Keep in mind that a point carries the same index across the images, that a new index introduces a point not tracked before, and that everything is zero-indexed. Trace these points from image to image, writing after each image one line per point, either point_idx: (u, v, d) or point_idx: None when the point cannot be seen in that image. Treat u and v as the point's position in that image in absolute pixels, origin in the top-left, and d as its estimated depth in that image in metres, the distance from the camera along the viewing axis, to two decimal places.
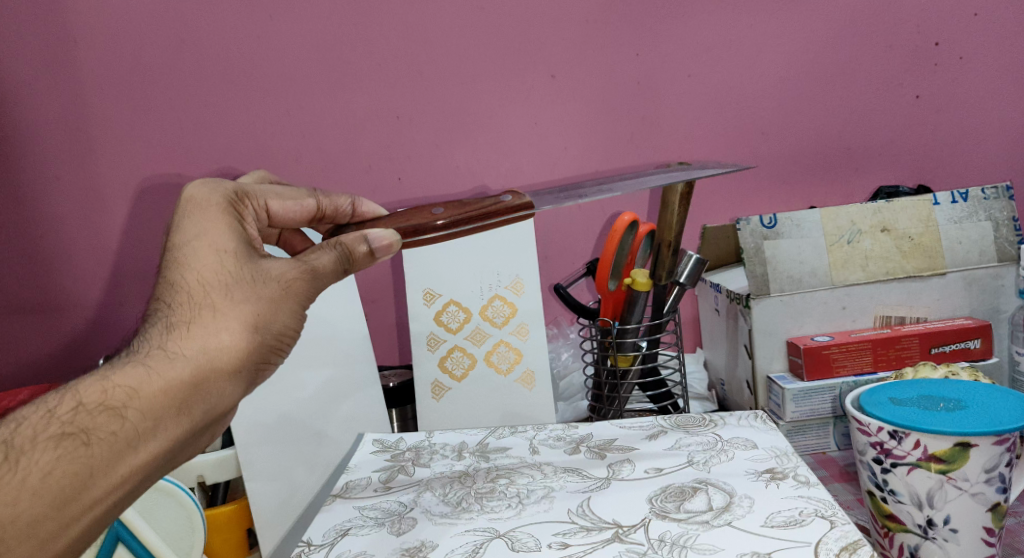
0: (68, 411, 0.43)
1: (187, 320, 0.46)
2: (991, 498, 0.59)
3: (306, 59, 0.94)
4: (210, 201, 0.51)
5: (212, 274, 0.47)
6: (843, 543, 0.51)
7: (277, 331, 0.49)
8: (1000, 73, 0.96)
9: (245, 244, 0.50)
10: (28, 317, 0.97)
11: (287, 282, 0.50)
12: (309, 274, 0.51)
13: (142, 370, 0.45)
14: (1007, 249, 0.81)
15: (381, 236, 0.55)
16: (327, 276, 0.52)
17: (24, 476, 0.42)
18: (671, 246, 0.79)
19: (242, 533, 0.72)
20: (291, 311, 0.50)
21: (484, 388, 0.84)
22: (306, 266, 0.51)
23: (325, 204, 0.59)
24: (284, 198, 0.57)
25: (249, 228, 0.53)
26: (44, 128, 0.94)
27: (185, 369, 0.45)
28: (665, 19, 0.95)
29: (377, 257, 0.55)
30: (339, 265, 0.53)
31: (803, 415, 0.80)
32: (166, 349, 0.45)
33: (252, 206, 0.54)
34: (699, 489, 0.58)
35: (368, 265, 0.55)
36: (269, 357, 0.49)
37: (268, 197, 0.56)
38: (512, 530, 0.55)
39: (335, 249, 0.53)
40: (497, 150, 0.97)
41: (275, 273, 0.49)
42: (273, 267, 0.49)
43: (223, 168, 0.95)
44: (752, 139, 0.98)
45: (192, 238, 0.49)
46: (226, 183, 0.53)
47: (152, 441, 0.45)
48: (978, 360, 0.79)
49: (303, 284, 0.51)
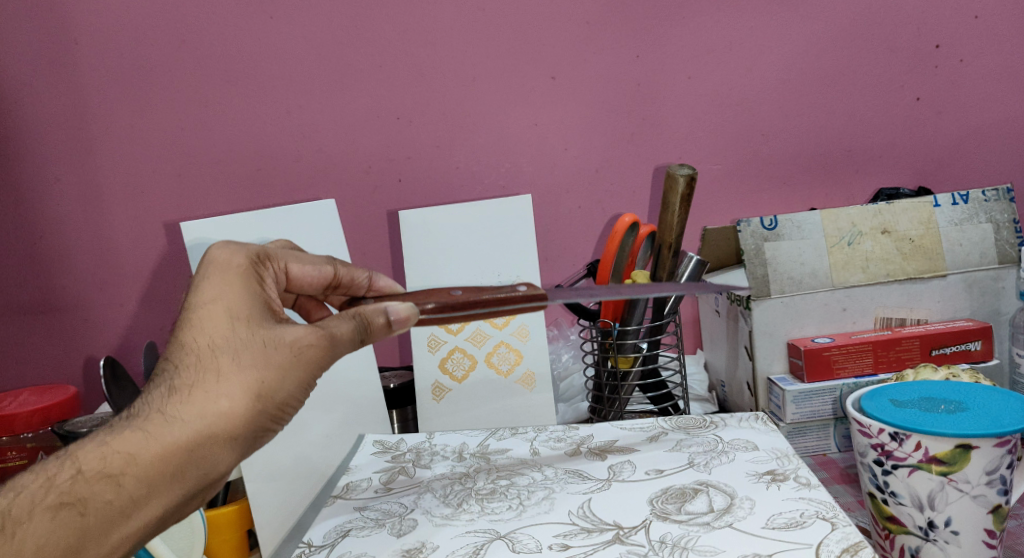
0: (70, 477, 0.47)
1: (188, 386, 0.49)
2: (992, 500, 0.59)
3: (307, 60, 0.94)
4: (231, 263, 0.53)
5: (223, 339, 0.50)
6: (845, 545, 0.51)
7: (279, 400, 0.50)
8: (999, 75, 0.96)
9: (261, 309, 0.52)
10: (29, 317, 0.97)
11: (300, 348, 0.51)
12: (328, 340, 0.52)
13: (138, 438, 0.47)
14: (1007, 251, 0.81)
15: (398, 309, 0.55)
16: (345, 344, 0.53)
17: (28, 536, 0.46)
18: (671, 247, 0.80)
19: (242, 534, 0.73)
20: (297, 379, 0.51)
21: (484, 389, 0.84)
22: (324, 332, 0.52)
23: (343, 274, 0.60)
24: (305, 262, 0.59)
25: (268, 289, 0.54)
26: (44, 129, 0.93)
27: (181, 435, 0.48)
28: (666, 22, 0.95)
29: (395, 329, 0.55)
30: (357, 334, 0.54)
31: (803, 417, 0.80)
32: (168, 412, 0.48)
33: (273, 268, 0.57)
34: (700, 490, 0.58)
35: (386, 336, 0.55)
36: (268, 425, 0.51)
37: (289, 260, 0.59)
38: (512, 532, 0.55)
39: (353, 319, 0.54)
40: (497, 151, 0.97)
41: (288, 339, 0.51)
42: (286, 334, 0.51)
43: (223, 167, 0.95)
44: (752, 140, 0.98)
45: (207, 301, 0.51)
46: (253, 245, 0.56)
47: (145, 506, 0.48)
48: (978, 362, 0.80)
49: (318, 350, 0.51)
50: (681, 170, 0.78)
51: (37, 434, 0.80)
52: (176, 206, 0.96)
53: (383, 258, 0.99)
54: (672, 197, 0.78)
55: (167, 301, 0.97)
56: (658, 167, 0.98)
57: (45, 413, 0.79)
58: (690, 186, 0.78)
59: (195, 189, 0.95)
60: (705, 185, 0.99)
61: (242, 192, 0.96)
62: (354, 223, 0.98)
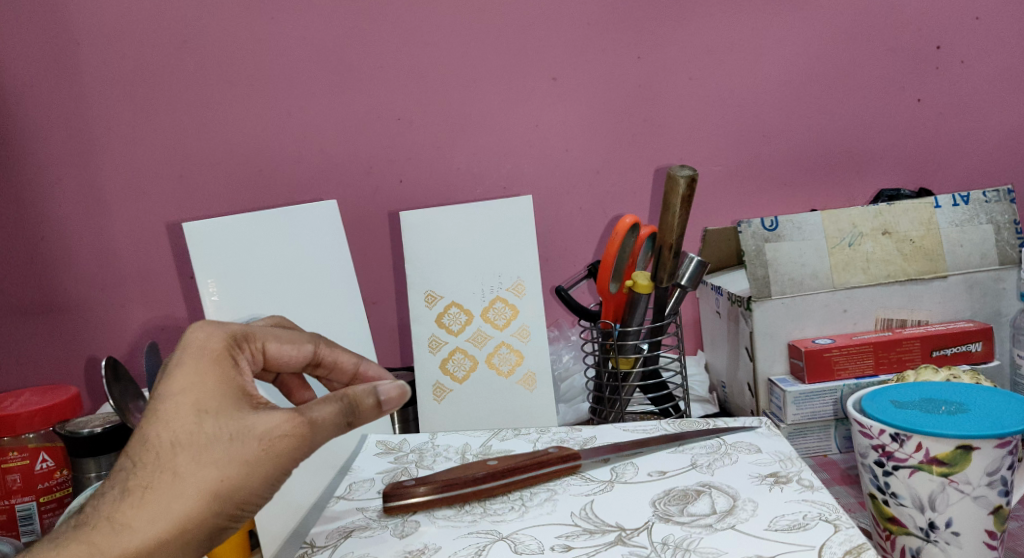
0: None
1: (144, 488, 0.51)
2: (993, 501, 0.59)
3: (308, 61, 0.94)
4: (206, 349, 0.54)
5: (186, 435, 0.52)
6: (848, 547, 0.51)
7: (238, 499, 0.52)
8: (1000, 76, 0.97)
9: (232, 399, 0.53)
10: (30, 317, 0.97)
11: (268, 443, 0.52)
12: (304, 429, 0.52)
13: (89, 545, 0.50)
14: (1008, 252, 0.82)
15: (389, 388, 0.55)
16: (325, 431, 0.53)
17: None
18: (672, 248, 0.79)
19: (244, 534, 0.72)
20: (260, 478, 0.52)
21: (485, 389, 0.84)
22: (302, 419, 0.52)
23: (324, 353, 0.62)
24: (282, 341, 0.60)
25: (246, 371, 0.55)
26: (46, 129, 0.93)
27: (133, 542, 0.50)
28: (667, 23, 0.95)
29: (384, 410, 0.54)
30: (341, 417, 0.53)
31: (804, 418, 0.80)
32: (118, 518, 0.51)
33: (250, 348, 0.58)
34: (703, 492, 0.58)
35: (375, 418, 0.54)
36: (226, 522, 0.53)
37: (268, 339, 0.59)
38: (514, 533, 0.55)
39: (340, 401, 0.54)
40: (498, 151, 0.97)
41: (257, 432, 0.52)
42: (256, 425, 0.52)
43: (224, 168, 0.95)
44: (753, 141, 0.98)
45: (174, 395, 0.52)
46: (231, 325, 0.57)
47: None
48: (979, 363, 0.80)
49: (288, 446, 0.52)
50: (682, 170, 0.78)
51: (39, 434, 0.80)
52: (178, 207, 0.96)
53: (384, 259, 0.99)
54: (672, 198, 0.78)
55: (168, 302, 0.97)
56: (659, 168, 0.98)
57: (47, 414, 0.79)
58: (691, 187, 0.77)
59: (197, 190, 0.96)
60: (706, 187, 0.99)
61: (243, 192, 0.96)
62: (355, 224, 0.98)
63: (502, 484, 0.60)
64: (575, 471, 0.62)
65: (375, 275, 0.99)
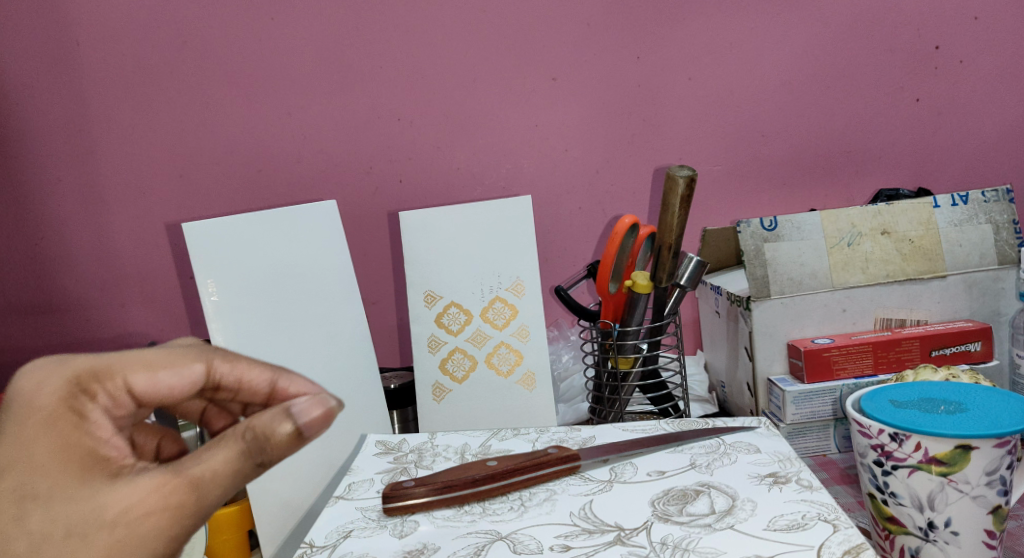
0: None
1: None
2: (992, 501, 0.59)
3: (308, 62, 0.94)
4: (24, 409, 0.40)
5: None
6: (846, 547, 0.51)
7: None
8: (999, 76, 0.97)
9: (65, 475, 0.40)
10: (30, 317, 0.97)
11: (127, 524, 0.40)
12: (189, 489, 0.41)
13: None
14: (1007, 252, 0.82)
15: (307, 406, 0.41)
16: (216, 486, 0.41)
17: None
18: (671, 248, 0.79)
19: (243, 534, 0.74)
20: None
21: (484, 389, 0.84)
22: (181, 478, 0.41)
23: (222, 369, 0.44)
24: (156, 369, 0.43)
25: (94, 433, 0.41)
26: (45, 129, 0.93)
27: None
28: (666, 23, 0.95)
29: (308, 436, 0.41)
30: (244, 461, 0.41)
31: (803, 417, 0.80)
32: None
33: (105, 392, 0.42)
34: (702, 492, 0.58)
35: (293, 451, 0.41)
36: None
37: (130, 370, 0.42)
38: (514, 532, 0.55)
39: (244, 437, 0.41)
40: (498, 151, 0.97)
41: (108, 516, 0.40)
42: (107, 506, 0.40)
43: (224, 169, 0.95)
44: (752, 141, 0.98)
45: None
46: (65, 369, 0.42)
47: None
48: (978, 363, 0.80)
49: (156, 524, 0.40)
50: (681, 170, 0.77)
51: None
52: (178, 207, 0.96)
53: (384, 259, 0.99)
54: (671, 198, 0.78)
55: (168, 302, 0.97)
56: (658, 168, 0.98)
57: None
58: (690, 187, 0.77)
59: (197, 190, 0.96)
60: (705, 187, 0.99)
61: (243, 192, 0.96)
62: (355, 224, 0.98)
63: (501, 485, 0.60)
64: (574, 471, 0.62)
65: (374, 275, 0.99)
